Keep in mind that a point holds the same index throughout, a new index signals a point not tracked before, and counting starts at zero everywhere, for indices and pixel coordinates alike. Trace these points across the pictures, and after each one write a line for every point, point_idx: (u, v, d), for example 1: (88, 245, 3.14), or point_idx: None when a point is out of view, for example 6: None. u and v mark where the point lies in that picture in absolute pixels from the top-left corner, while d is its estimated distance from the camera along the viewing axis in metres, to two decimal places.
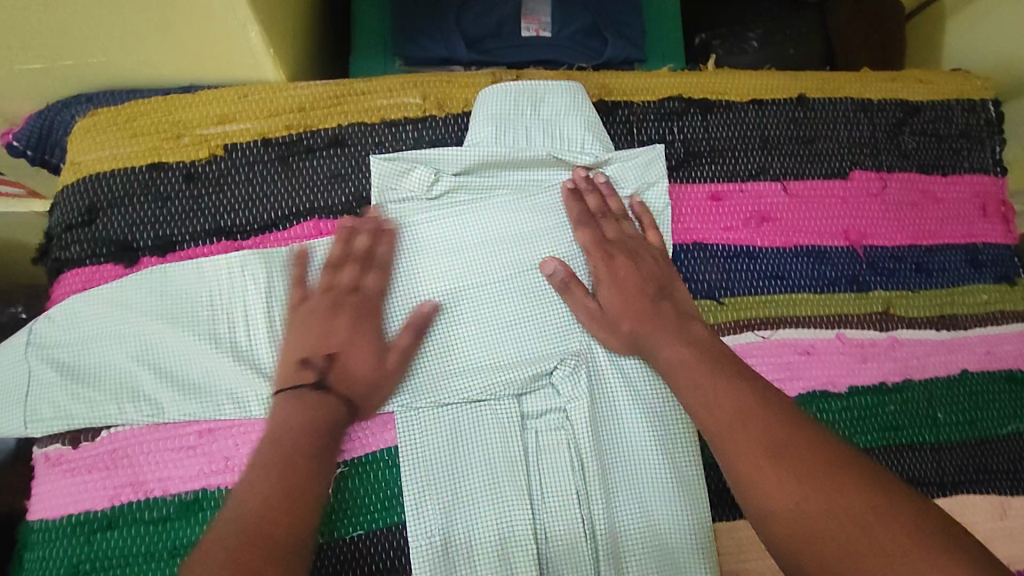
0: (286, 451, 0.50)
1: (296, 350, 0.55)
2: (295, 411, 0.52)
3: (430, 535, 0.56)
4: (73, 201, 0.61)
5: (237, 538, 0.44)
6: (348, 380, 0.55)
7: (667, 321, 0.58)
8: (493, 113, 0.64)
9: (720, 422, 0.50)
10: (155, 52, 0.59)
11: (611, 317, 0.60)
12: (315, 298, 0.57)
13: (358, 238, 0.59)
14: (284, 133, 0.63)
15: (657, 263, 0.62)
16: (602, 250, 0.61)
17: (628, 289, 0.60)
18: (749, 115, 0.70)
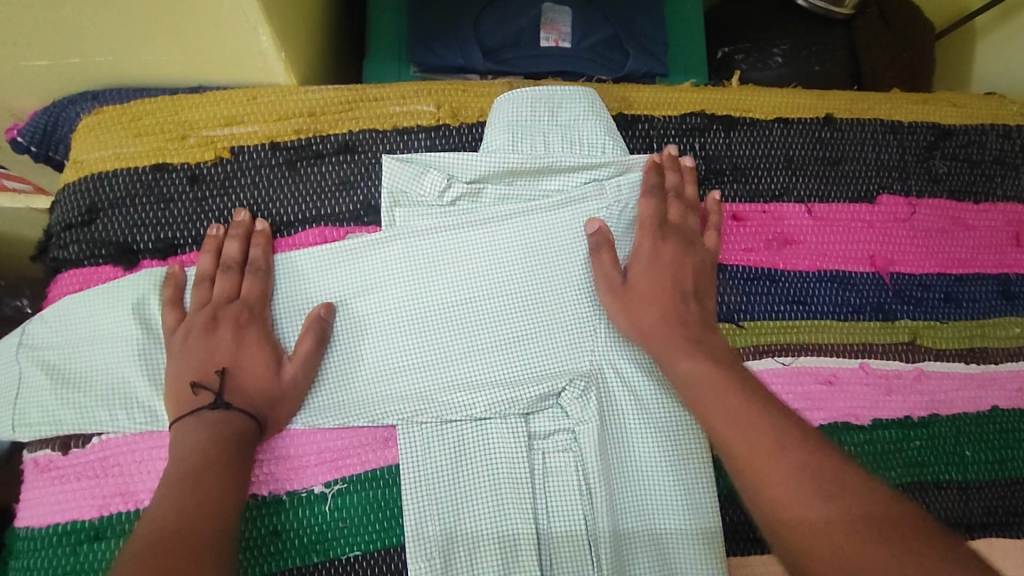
0: (197, 460, 0.48)
1: (185, 374, 0.52)
2: (192, 433, 0.50)
3: (430, 557, 0.53)
4: (73, 200, 0.59)
5: (143, 551, 0.43)
6: (245, 391, 0.52)
7: (688, 324, 0.55)
8: (513, 118, 0.62)
9: (754, 449, 0.46)
10: (162, 52, 0.58)
11: (632, 300, 0.56)
12: (189, 318, 0.54)
13: (225, 246, 0.57)
14: (292, 138, 0.61)
15: (700, 266, 0.59)
16: (654, 229, 0.59)
17: (664, 275, 0.57)
18: (774, 134, 0.68)
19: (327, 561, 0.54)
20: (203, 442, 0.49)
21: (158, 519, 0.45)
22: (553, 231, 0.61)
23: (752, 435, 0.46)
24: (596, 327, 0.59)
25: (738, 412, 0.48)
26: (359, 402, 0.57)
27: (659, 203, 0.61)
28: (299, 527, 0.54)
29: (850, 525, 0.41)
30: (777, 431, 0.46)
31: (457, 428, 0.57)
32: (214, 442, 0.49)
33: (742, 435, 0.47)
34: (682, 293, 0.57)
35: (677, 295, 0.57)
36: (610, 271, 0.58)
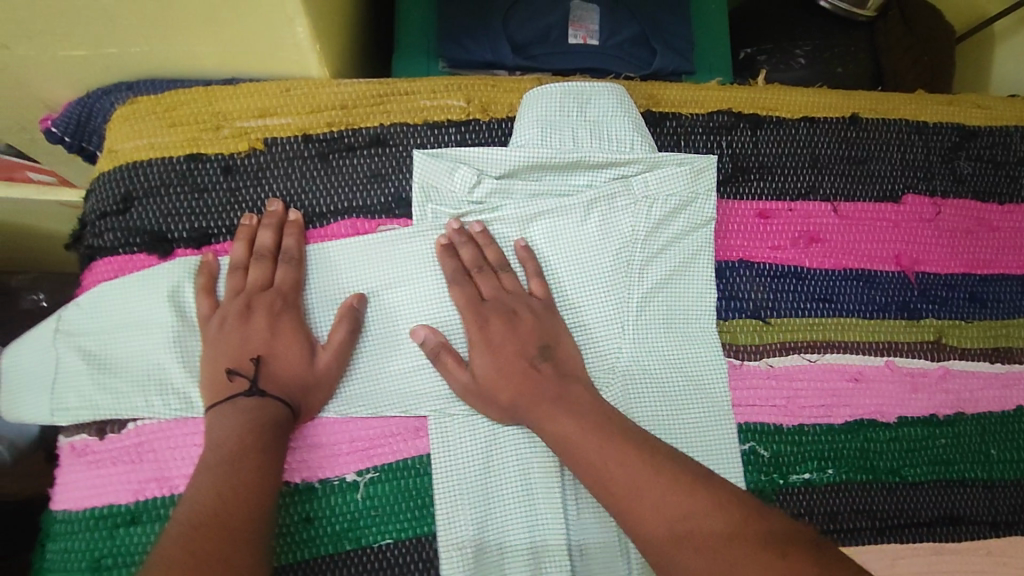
0: (235, 443, 0.49)
1: (220, 361, 0.53)
2: (228, 421, 0.51)
3: (462, 547, 0.54)
4: (108, 189, 0.59)
5: (182, 533, 0.44)
6: (279, 378, 0.53)
7: (545, 389, 0.55)
8: (543, 114, 0.62)
9: (640, 511, 0.48)
10: (198, 42, 0.58)
11: (489, 391, 0.55)
12: (224, 305, 0.55)
13: (259, 236, 0.58)
14: (325, 130, 0.62)
15: (537, 322, 0.57)
16: (473, 312, 0.57)
17: (505, 355, 0.56)
18: (800, 133, 0.68)
19: (360, 548, 0.55)
20: (238, 427, 0.50)
21: (198, 499, 0.46)
22: (582, 228, 0.61)
23: (632, 494, 0.49)
24: (624, 324, 0.60)
25: (615, 473, 0.50)
26: (392, 394, 0.57)
27: (465, 285, 0.58)
28: (331, 515, 0.55)
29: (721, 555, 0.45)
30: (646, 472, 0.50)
31: (488, 424, 0.57)
32: (248, 427, 0.50)
33: (624, 498, 0.49)
34: (527, 361, 0.56)
35: (520, 367, 0.55)
36: (456, 369, 0.56)
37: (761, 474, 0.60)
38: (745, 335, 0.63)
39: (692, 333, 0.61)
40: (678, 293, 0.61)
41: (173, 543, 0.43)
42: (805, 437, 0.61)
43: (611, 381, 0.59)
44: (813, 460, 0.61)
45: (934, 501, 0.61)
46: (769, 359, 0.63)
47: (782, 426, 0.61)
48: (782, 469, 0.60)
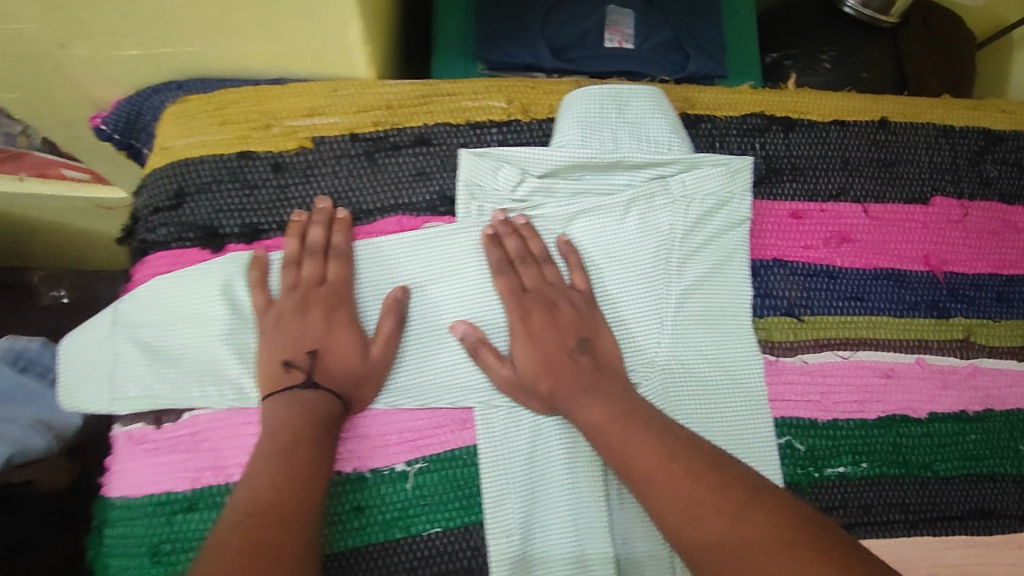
0: (287, 435, 0.51)
1: (276, 353, 0.55)
2: (287, 411, 0.53)
3: (509, 534, 0.56)
4: (161, 185, 0.61)
5: (237, 518, 0.45)
6: (333, 371, 0.55)
7: (583, 380, 0.57)
8: (583, 115, 0.63)
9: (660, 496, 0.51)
10: (250, 42, 0.59)
11: (530, 382, 0.57)
12: (280, 300, 0.57)
13: (310, 231, 0.59)
14: (371, 130, 0.63)
15: (578, 315, 0.59)
16: (517, 304, 0.59)
17: (546, 348, 0.58)
18: (830, 136, 0.70)
19: (409, 537, 0.57)
20: (289, 420, 0.52)
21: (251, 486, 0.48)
22: (621, 226, 0.63)
23: (653, 478, 0.52)
24: (663, 320, 0.61)
25: (638, 460, 0.53)
26: (438, 386, 0.59)
27: (508, 275, 0.59)
28: (382, 504, 0.57)
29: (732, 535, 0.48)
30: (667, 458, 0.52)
31: (531, 417, 0.59)
32: (299, 419, 0.52)
33: (647, 483, 0.52)
34: (566, 354, 0.58)
35: (559, 360, 0.57)
36: (497, 364, 0.58)
37: (797, 468, 0.61)
38: (780, 332, 0.65)
39: (730, 330, 0.63)
40: (714, 292, 0.63)
41: (232, 529, 0.45)
42: (839, 431, 0.63)
43: (649, 376, 0.61)
44: (846, 454, 0.62)
45: (965, 494, 0.63)
46: (803, 356, 0.64)
47: (817, 420, 0.63)
48: (817, 463, 0.62)
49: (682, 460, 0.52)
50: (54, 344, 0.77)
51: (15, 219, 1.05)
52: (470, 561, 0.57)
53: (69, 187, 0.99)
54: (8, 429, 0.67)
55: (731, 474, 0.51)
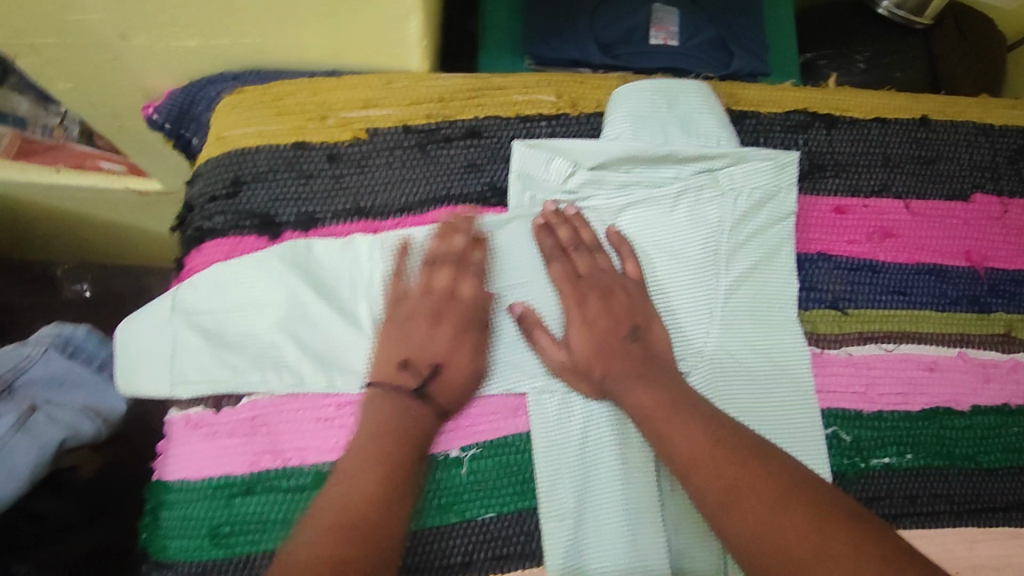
0: (378, 447, 0.54)
1: (397, 351, 0.58)
2: (392, 412, 0.56)
3: (563, 517, 0.57)
4: (218, 174, 0.62)
5: (327, 531, 0.49)
6: (446, 385, 0.58)
7: (635, 366, 0.58)
8: (632, 109, 0.64)
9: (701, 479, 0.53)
10: (311, 35, 0.60)
11: (583, 365, 0.59)
12: (411, 300, 0.61)
13: (456, 239, 0.61)
14: (424, 122, 0.64)
15: (632, 301, 0.61)
16: (573, 289, 0.61)
17: (600, 333, 0.60)
18: (873, 133, 0.71)
19: (463, 521, 0.58)
20: (380, 432, 0.55)
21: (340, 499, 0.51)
22: (670, 218, 0.64)
23: (696, 464, 0.54)
24: (712, 312, 0.62)
25: (680, 444, 0.54)
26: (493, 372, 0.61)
27: (564, 262, 0.61)
28: (437, 489, 0.58)
29: (766, 527, 0.49)
30: (711, 443, 0.54)
31: (582, 405, 0.60)
32: (390, 432, 0.55)
33: (687, 467, 0.54)
34: (618, 341, 0.60)
35: (613, 346, 0.59)
36: (553, 348, 0.60)
37: (844, 457, 0.62)
38: (825, 325, 0.66)
39: (777, 321, 0.63)
40: (761, 284, 0.64)
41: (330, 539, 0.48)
42: (884, 423, 0.64)
43: (697, 366, 0.62)
44: (892, 445, 0.63)
45: (1009, 486, 0.64)
46: (848, 348, 0.65)
47: (863, 412, 0.64)
48: (863, 454, 0.63)
49: (725, 446, 0.53)
50: (99, 332, 0.79)
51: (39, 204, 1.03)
52: (523, 546, 0.57)
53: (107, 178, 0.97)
54: (58, 413, 0.67)
55: (773, 462, 0.53)
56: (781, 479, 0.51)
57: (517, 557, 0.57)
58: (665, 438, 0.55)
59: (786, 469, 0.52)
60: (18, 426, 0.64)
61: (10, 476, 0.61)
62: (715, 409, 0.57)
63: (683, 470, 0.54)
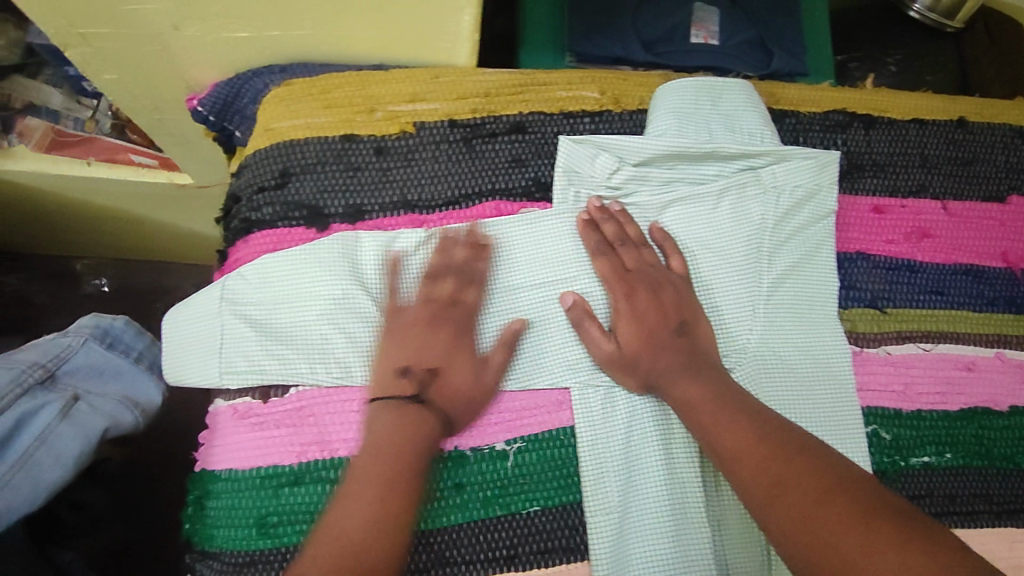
0: (387, 469, 0.52)
1: (393, 358, 0.58)
2: (393, 422, 0.55)
3: (609, 512, 0.58)
4: (266, 165, 0.62)
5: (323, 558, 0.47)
6: (448, 394, 0.57)
7: (681, 360, 0.59)
8: (677, 105, 0.65)
9: (744, 473, 0.53)
10: (363, 28, 0.61)
11: (630, 357, 0.59)
12: (411, 310, 0.60)
13: (456, 250, 0.61)
14: (469, 116, 0.65)
15: (680, 296, 0.61)
16: (621, 282, 0.61)
17: (648, 325, 0.60)
18: (911, 133, 0.71)
19: (508, 515, 0.57)
20: (386, 453, 0.53)
21: (353, 532, 0.49)
22: (713, 215, 0.64)
23: (741, 458, 0.53)
24: (755, 308, 0.63)
25: (725, 438, 0.54)
26: (537, 364, 0.61)
27: (610, 257, 0.62)
28: (482, 481, 0.58)
29: (813, 521, 0.48)
30: (755, 439, 0.54)
31: (626, 399, 0.60)
32: (397, 452, 0.53)
33: (731, 461, 0.54)
34: (667, 334, 0.60)
35: (661, 339, 0.60)
36: (601, 338, 0.60)
37: (884, 456, 0.62)
38: (865, 324, 0.66)
39: (817, 319, 0.64)
40: (803, 281, 0.64)
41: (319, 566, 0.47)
42: (923, 422, 0.64)
43: (741, 362, 0.62)
44: (931, 444, 0.63)
45: None
46: (887, 347, 0.66)
47: (902, 410, 0.64)
48: (903, 452, 0.63)
49: (770, 441, 0.53)
50: (136, 324, 0.77)
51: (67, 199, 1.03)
52: (567, 540, 0.58)
53: (136, 172, 0.98)
54: (100, 403, 0.68)
55: (820, 458, 0.52)
56: (826, 475, 0.51)
57: (562, 552, 0.57)
58: (710, 433, 0.55)
59: (831, 465, 0.52)
60: (61, 415, 0.64)
61: (57, 463, 0.63)
62: (761, 406, 0.57)
63: (727, 465, 0.54)
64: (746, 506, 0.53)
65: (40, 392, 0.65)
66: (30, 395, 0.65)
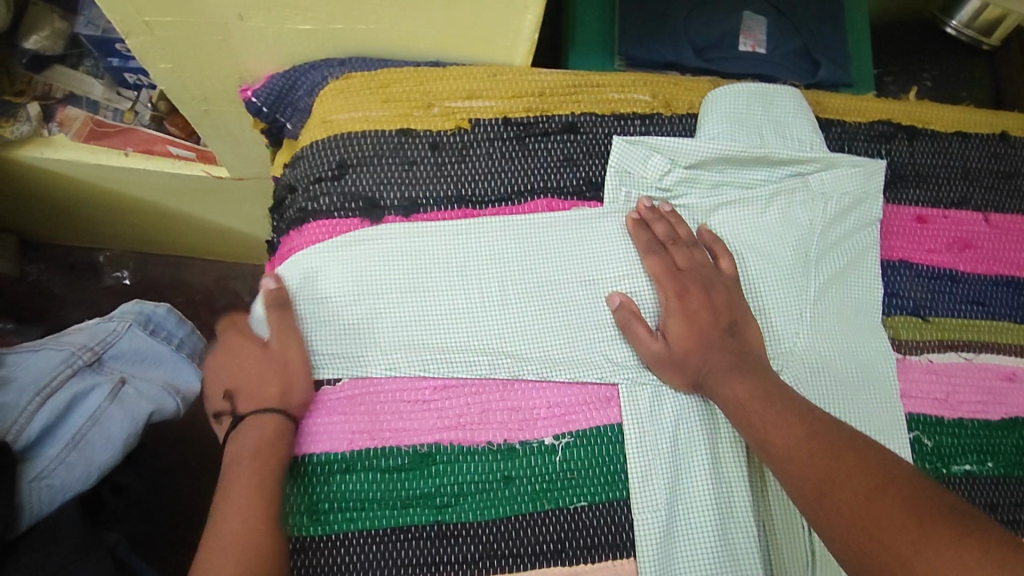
0: (252, 485, 0.54)
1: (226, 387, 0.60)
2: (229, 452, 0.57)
3: (656, 509, 0.58)
4: (323, 156, 0.63)
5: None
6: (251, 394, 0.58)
7: (731, 359, 0.58)
8: (728, 110, 0.67)
9: (790, 468, 0.51)
10: (426, 25, 0.62)
11: (678, 355, 0.59)
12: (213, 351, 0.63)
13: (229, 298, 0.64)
14: (523, 115, 0.66)
15: (731, 296, 0.62)
16: (673, 281, 0.61)
17: (698, 324, 0.60)
18: (954, 146, 0.72)
19: (556, 509, 0.57)
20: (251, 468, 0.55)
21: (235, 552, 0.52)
22: (762, 219, 0.65)
23: (787, 453, 0.51)
24: (802, 312, 0.64)
25: (769, 433, 0.53)
26: (586, 360, 0.61)
27: (662, 255, 0.62)
28: (531, 475, 0.58)
29: (862, 518, 0.45)
30: (800, 434, 0.52)
31: (673, 399, 0.60)
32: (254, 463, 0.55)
33: (777, 457, 0.52)
34: (716, 332, 0.60)
35: (710, 339, 0.59)
36: (649, 338, 0.59)
37: (927, 463, 0.63)
38: (907, 331, 0.67)
39: (861, 324, 0.65)
40: (848, 288, 0.65)
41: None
42: (965, 430, 0.64)
43: (788, 365, 0.62)
44: (973, 453, 0.64)
45: None
46: (929, 355, 0.66)
47: (943, 418, 0.64)
48: (944, 460, 0.63)
49: (820, 439, 0.51)
50: (178, 311, 0.76)
51: (102, 197, 1.04)
52: (613, 536, 0.57)
53: (174, 164, 0.95)
54: (146, 387, 0.69)
55: (874, 455, 0.49)
56: (879, 471, 0.47)
57: (607, 548, 0.57)
58: (758, 430, 0.54)
59: (885, 462, 0.48)
60: (111, 397, 0.66)
61: (107, 445, 0.65)
62: (817, 409, 0.55)
63: (775, 462, 0.52)
64: (797, 506, 0.50)
65: (90, 374, 0.67)
66: (79, 376, 0.66)
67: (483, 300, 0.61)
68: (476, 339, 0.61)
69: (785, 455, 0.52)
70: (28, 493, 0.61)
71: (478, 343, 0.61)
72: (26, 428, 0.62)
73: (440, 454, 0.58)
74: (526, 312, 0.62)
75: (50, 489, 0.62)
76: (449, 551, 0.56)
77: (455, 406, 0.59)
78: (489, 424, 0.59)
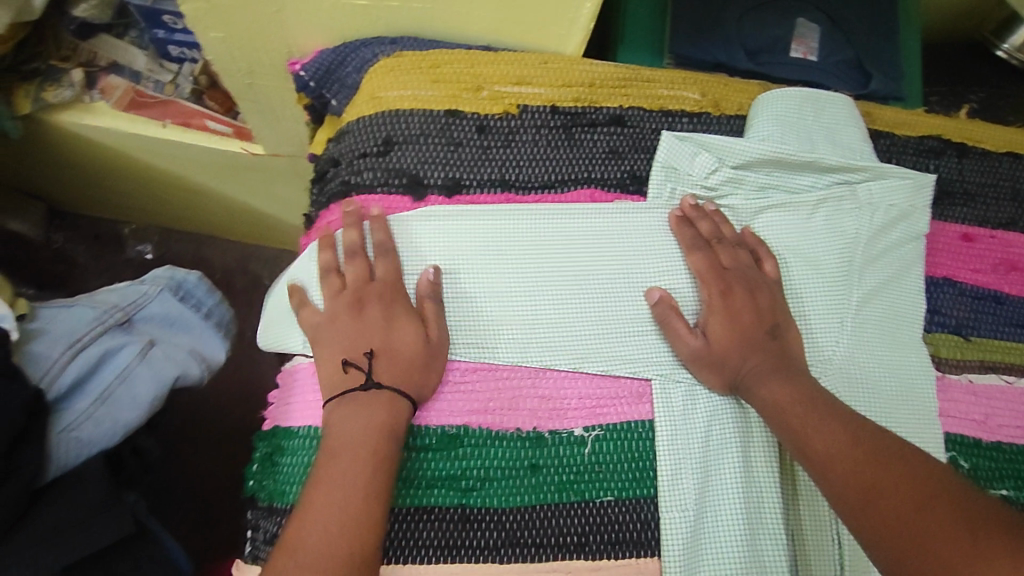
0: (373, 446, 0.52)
1: (335, 351, 0.56)
2: (347, 419, 0.53)
3: (684, 508, 0.56)
4: (370, 131, 0.63)
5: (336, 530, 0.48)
6: (396, 367, 0.55)
7: (772, 361, 0.58)
8: (778, 113, 0.66)
9: (830, 474, 0.50)
10: (482, 7, 0.62)
11: (718, 354, 0.58)
12: (331, 304, 0.58)
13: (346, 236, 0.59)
14: (571, 104, 0.66)
15: (774, 299, 0.61)
16: (717, 280, 0.61)
17: (742, 322, 0.59)
18: (1005, 166, 0.71)
19: (582, 502, 0.56)
20: (350, 450, 0.51)
21: (307, 553, 0.47)
22: (806, 225, 0.65)
23: (826, 456, 0.51)
24: (844, 321, 0.63)
25: (810, 436, 0.52)
26: (624, 355, 0.60)
27: (708, 253, 0.61)
28: (558, 465, 0.57)
29: (904, 526, 0.44)
30: (845, 439, 0.51)
31: (707, 399, 0.59)
32: (361, 448, 0.51)
33: (818, 462, 0.51)
34: (761, 334, 0.59)
35: (753, 339, 0.59)
36: (688, 335, 0.59)
37: None
38: (947, 349, 0.65)
39: (903, 340, 0.63)
40: (893, 299, 0.64)
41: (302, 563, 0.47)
42: (1003, 454, 0.62)
43: (826, 373, 0.61)
44: (1011, 478, 0.62)
45: None
46: (967, 374, 0.65)
47: (981, 440, 0.63)
48: (981, 484, 0.61)
49: (865, 448, 0.50)
50: (209, 279, 0.77)
51: (133, 168, 1.03)
52: (639, 534, 0.56)
53: (211, 138, 0.94)
54: (173, 352, 0.69)
55: (921, 464, 0.48)
56: (927, 481, 0.46)
57: (630, 546, 0.56)
58: (798, 432, 0.53)
59: (933, 473, 0.47)
60: (140, 356, 0.66)
61: (133, 404, 0.65)
62: (868, 420, 0.53)
63: (815, 465, 0.51)
64: (838, 513, 0.49)
65: (120, 333, 0.67)
66: (110, 334, 0.66)
67: (523, 287, 0.61)
68: (511, 326, 0.60)
69: (828, 461, 0.51)
70: (56, 443, 0.61)
71: (515, 333, 0.59)
72: (58, 379, 0.62)
73: (467, 437, 0.57)
74: (564, 303, 0.61)
75: (77, 442, 0.62)
76: (469, 535, 0.55)
77: (486, 390, 0.58)
78: (520, 411, 0.58)
